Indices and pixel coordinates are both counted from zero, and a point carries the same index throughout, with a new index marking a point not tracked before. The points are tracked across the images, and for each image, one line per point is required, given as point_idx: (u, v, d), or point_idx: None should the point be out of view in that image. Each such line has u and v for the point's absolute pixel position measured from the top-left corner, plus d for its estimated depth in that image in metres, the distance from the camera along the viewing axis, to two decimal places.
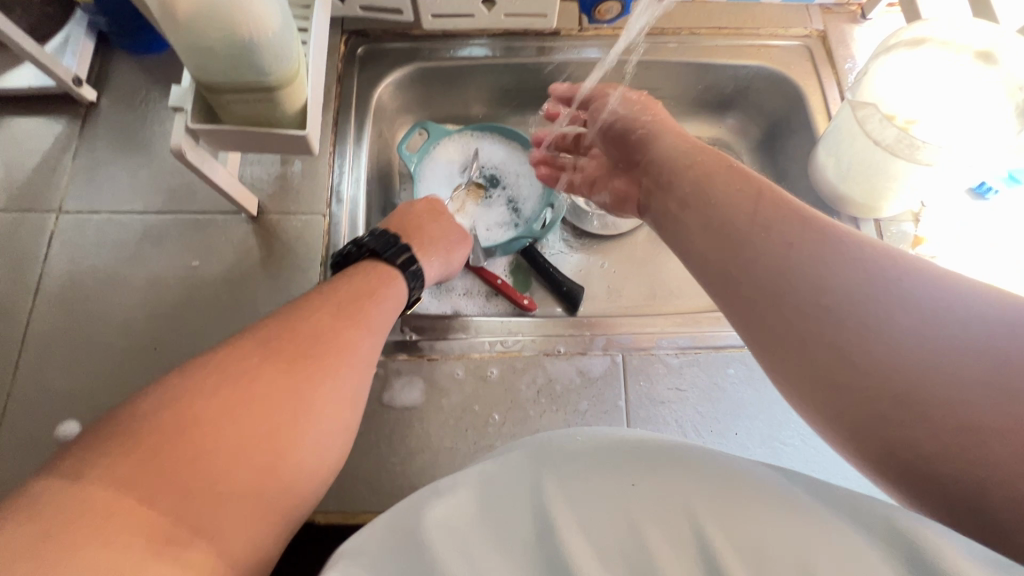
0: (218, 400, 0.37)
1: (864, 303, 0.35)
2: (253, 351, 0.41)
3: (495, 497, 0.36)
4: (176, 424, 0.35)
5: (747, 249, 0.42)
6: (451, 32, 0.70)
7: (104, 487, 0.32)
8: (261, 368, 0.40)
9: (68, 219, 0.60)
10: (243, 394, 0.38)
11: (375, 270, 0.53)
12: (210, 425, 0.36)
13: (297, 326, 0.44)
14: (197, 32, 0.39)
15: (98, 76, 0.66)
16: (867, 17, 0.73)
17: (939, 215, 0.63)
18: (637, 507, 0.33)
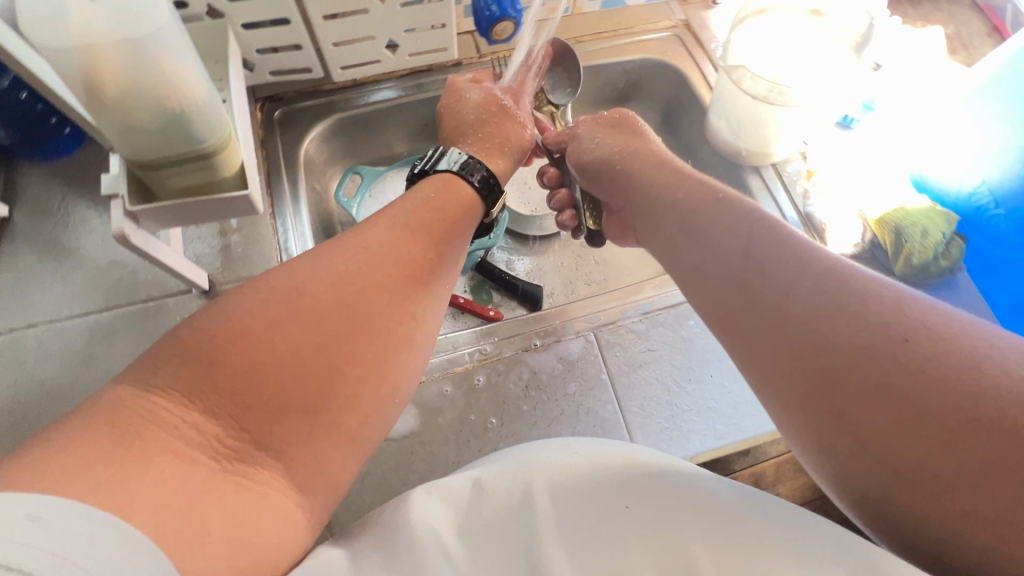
0: (271, 318, 0.38)
1: (817, 269, 0.40)
2: (343, 254, 0.43)
3: (494, 507, 0.38)
4: (230, 334, 0.36)
5: (711, 218, 0.47)
6: (360, 80, 0.74)
7: (172, 392, 0.34)
8: (356, 274, 0.42)
9: (1, 340, 0.57)
10: (335, 301, 0.40)
11: (451, 179, 0.54)
12: (264, 341, 0.37)
13: (346, 272, 0.42)
14: (128, 110, 0.40)
15: (6, 191, 0.64)
16: (717, 2, 0.84)
17: (821, 149, 0.73)
18: (630, 527, 0.37)
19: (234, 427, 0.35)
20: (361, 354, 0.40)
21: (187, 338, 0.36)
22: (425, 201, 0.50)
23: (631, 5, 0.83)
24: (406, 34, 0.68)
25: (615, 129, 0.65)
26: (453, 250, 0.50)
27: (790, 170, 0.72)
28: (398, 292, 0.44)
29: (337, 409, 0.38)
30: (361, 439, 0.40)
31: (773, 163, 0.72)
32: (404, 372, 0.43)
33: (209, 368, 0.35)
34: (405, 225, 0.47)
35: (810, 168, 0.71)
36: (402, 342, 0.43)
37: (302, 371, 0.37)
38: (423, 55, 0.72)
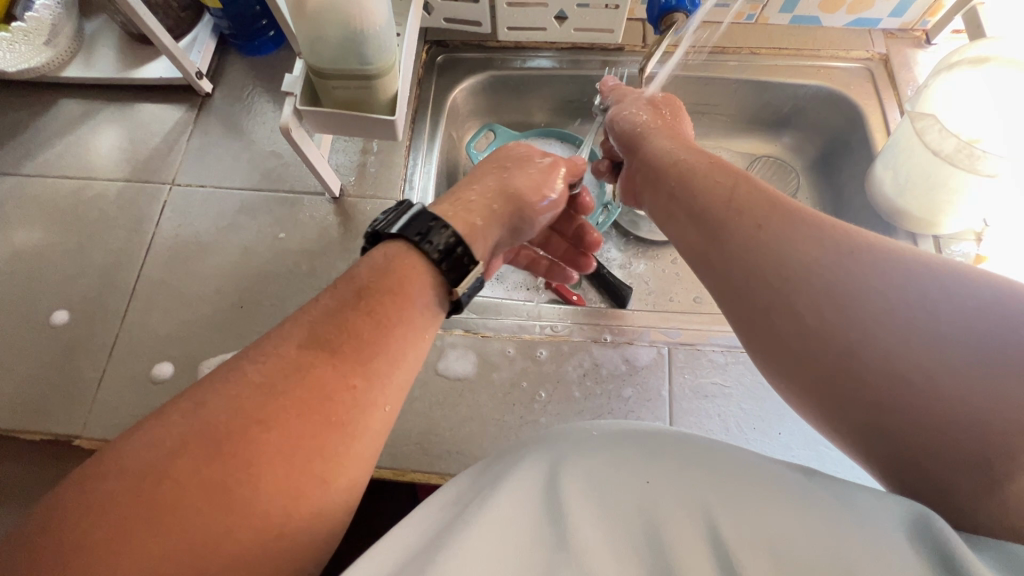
0: (152, 465, 0.31)
1: (809, 253, 0.38)
2: (253, 361, 0.35)
3: (532, 496, 0.36)
4: (105, 502, 0.30)
5: (703, 177, 0.48)
6: (522, 43, 0.76)
7: None
8: (280, 367, 0.35)
9: (179, 190, 0.69)
10: (230, 419, 0.32)
11: (408, 259, 0.42)
12: (153, 489, 0.30)
13: (255, 370, 0.35)
14: (321, 22, 0.46)
15: (215, 72, 0.76)
16: (932, 42, 0.74)
17: (1003, 235, 0.62)
18: (655, 498, 0.35)
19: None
20: (288, 449, 0.33)
21: (51, 521, 0.29)
22: (390, 272, 0.41)
23: (827, 26, 0.76)
24: (578, 8, 0.69)
25: (660, 109, 0.62)
26: (412, 310, 0.41)
27: (954, 249, 0.62)
28: (333, 375, 0.36)
29: (271, 526, 0.32)
30: (316, 553, 0.34)
31: (936, 236, 0.63)
32: (358, 466, 0.36)
33: (68, 558, 0.28)
34: (354, 300, 0.39)
35: (981, 254, 0.62)
36: (351, 415, 0.36)
37: (206, 499, 0.30)
38: (586, 32, 0.73)
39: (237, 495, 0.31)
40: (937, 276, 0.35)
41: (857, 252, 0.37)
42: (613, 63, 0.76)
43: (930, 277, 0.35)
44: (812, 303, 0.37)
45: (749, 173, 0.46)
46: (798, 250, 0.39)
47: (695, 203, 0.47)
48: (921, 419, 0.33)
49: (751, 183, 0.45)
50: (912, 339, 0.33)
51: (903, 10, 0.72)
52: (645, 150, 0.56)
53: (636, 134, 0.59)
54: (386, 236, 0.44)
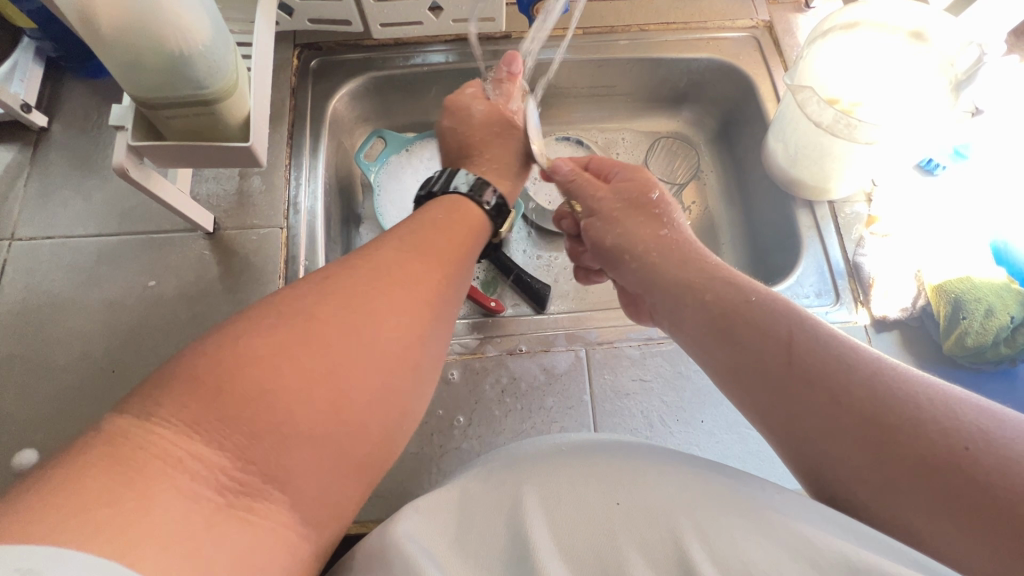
0: (273, 347, 0.34)
1: (847, 384, 0.35)
2: (356, 277, 0.40)
3: (505, 511, 0.36)
4: (233, 361, 0.33)
5: (737, 308, 0.42)
6: (403, 40, 0.71)
7: (173, 423, 0.30)
8: (372, 289, 0.39)
9: (21, 246, 0.60)
10: (344, 321, 0.37)
11: (461, 202, 0.53)
12: (266, 388, 0.32)
13: (352, 286, 0.39)
14: (129, 48, 0.40)
15: (49, 102, 0.66)
16: (811, 6, 0.75)
17: (889, 193, 0.64)
18: (619, 523, 0.34)
19: (243, 459, 0.31)
20: (367, 371, 0.36)
21: (195, 370, 0.32)
22: (441, 220, 0.49)
23: None
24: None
25: (634, 210, 0.54)
26: (460, 271, 0.47)
27: (848, 212, 0.64)
28: (411, 312, 0.40)
29: (347, 436, 0.35)
30: (371, 467, 0.37)
31: (831, 201, 0.64)
32: (417, 396, 0.40)
33: (212, 397, 0.31)
34: (415, 245, 0.45)
35: (873, 214, 0.63)
36: (418, 349, 0.40)
37: (313, 398, 0.33)
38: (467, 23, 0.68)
39: (329, 403, 0.34)
40: (970, 425, 0.32)
41: (906, 400, 0.33)
42: (501, 52, 0.72)
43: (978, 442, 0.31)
44: (813, 399, 0.36)
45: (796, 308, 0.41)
46: (835, 382, 0.36)
47: (721, 318, 0.43)
48: (902, 524, 0.33)
49: (796, 318, 0.40)
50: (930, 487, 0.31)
51: None
52: (645, 265, 0.51)
53: (641, 265, 0.51)
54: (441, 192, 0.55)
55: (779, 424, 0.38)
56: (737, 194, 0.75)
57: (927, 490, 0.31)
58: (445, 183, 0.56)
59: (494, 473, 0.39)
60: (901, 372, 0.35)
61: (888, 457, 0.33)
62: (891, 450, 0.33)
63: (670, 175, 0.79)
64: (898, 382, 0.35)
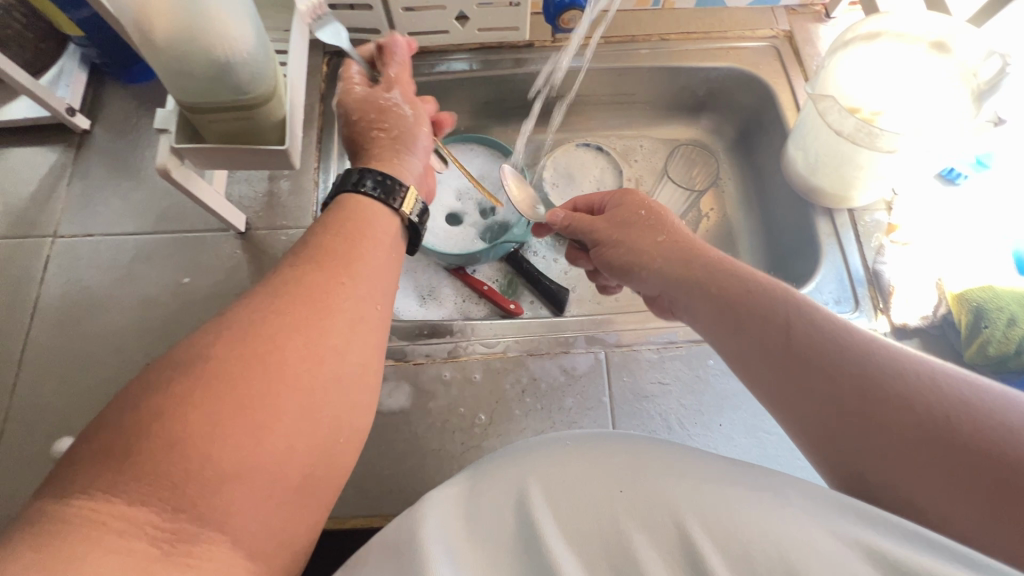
0: (172, 401, 0.33)
1: (846, 361, 0.38)
2: (249, 310, 0.39)
3: (513, 506, 0.37)
4: (132, 425, 0.32)
5: (732, 288, 0.44)
6: (429, 48, 0.73)
7: (89, 494, 0.30)
8: (271, 316, 0.38)
9: (63, 242, 0.63)
10: (243, 355, 0.36)
11: (364, 204, 0.48)
12: (177, 437, 0.32)
13: (249, 334, 0.37)
14: (178, 54, 0.42)
15: (91, 106, 0.69)
16: (831, 16, 0.75)
17: (910, 202, 0.64)
18: (624, 511, 0.35)
19: (168, 509, 0.31)
20: (282, 395, 0.36)
21: (106, 438, 0.32)
22: (343, 226, 0.46)
23: (730, 7, 0.76)
24: (479, 8, 0.66)
25: (629, 223, 0.51)
26: (377, 269, 0.45)
27: (868, 220, 0.64)
28: (315, 328, 0.39)
29: (275, 457, 0.34)
30: (312, 483, 0.37)
31: (851, 209, 0.64)
32: (347, 408, 0.39)
33: (123, 459, 0.31)
34: (325, 268, 0.43)
35: (893, 222, 0.63)
36: (332, 361, 0.39)
37: (226, 438, 0.33)
38: (492, 32, 0.70)
39: (248, 433, 0.34)
40: (958, 394, 0.35)
41: (898, 375, 0.36)
42: (524, 61, 0.73)
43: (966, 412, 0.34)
44: (811, 370, 0.38)
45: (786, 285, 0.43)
46: (836, 360, 0.38)
47: (715, 298, 0.45)
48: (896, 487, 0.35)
49: (789, 296, 0.42)
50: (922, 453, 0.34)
51: None
52: (652, 268, 0.49)
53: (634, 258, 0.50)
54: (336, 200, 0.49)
55: (778, 397, 0.40)
56: (755, 201, 0.76)
57: (927, 464, 0.34)
58: (341, 186, 0.49)
59: (500, 463, 0.40)
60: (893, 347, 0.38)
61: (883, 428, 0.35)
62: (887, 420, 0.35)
63: (689, 183, 0.79)
64: (910, 360, 0.37)
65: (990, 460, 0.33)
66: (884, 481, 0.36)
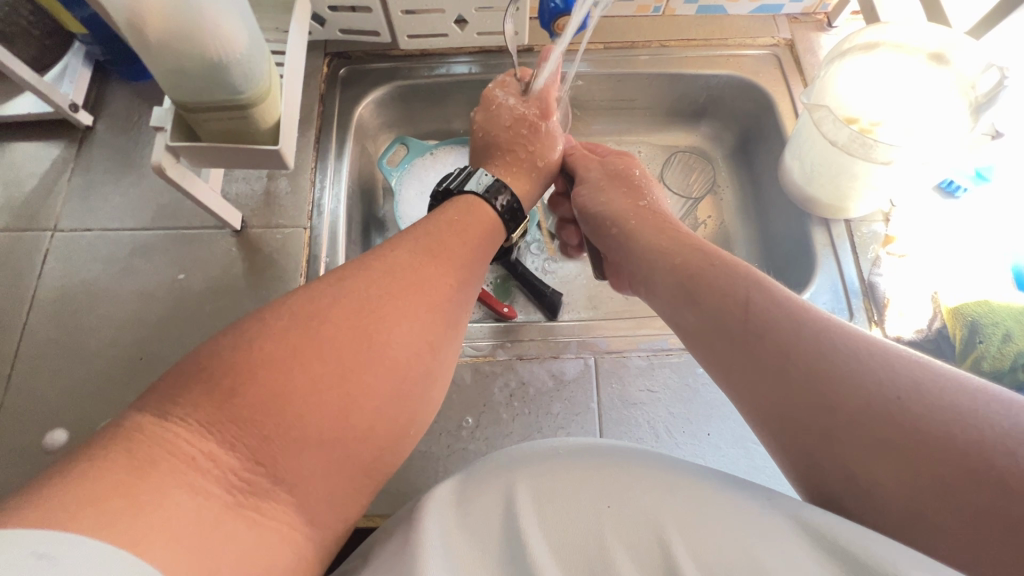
0: (286, 354, 0.36)
1: (822, 359, 0.36)
2: (369, 283, 0.42)
3: (506, 511, 0.37)
4: (245, 363, 0.35)
5: (708, 280, 0.45)
6: (428, 51, 0.73)
7: (188, 422, 0.32)
8: (385, 293, 0.41)
9: (62, 236, 0.63)
10: (353, 324, 0.39)
11: (478, 203, 0.54)
12: (282, 393, 0.34)
13: (364, 300, 0.40)
14: (171, 54, 0.42)
15: (95, 102, 0.70)
16: (834, 25, 0.75)
17: (908, 214, 0.64)
18: (609, 525, 0.35)
19: (251, 459, 0.33)
20: (375, 378, 0.38)
21: (207, 371, 0.34)
22: (453, 224, 0.50)
23: (732, 15, 0.75)
24: (478, 12, 0.67)
25: (614, 180, 0.62)
26: (471, 275, 0.48)
27: (865, 231, 0.63)
28: (421, 319, 0.42)
29: (356, 437, 0.36)
30: (378, 468, 0.38)
31: (848, 220, 0.64)
32: (427, 403, 0.41)
33: (225, 400, 0.33)
34: (427, 251, 0.46)
35: (890, 234, 0.63)
36: (428, 357, 0.41)
37: (324, 404, 0.35)
38: (492, 35, 0.71)
39: (342, 406, 0.36)
40: (948, 403, 0.33)
41: (878, 375, 0.34)
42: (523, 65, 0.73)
43: (954, 422, 0.32)
44: (781, 367, 0.38)
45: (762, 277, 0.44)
46: (810, 359, 0.37)
47: (690, 290, 0.46)
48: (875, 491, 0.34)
49: (764, 292, 0.42)
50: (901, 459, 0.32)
51: None
52: (644, 260, 0.52)
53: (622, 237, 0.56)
54: (458, 192, 0.56)
55: (751, 395, 0.40)
56: (753, 210, 0.76)
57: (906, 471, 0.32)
58: (462, 181, 0.56)
59: (491, 469, 0.41)
60: (877, 347, 0.36)
61: (857, 428, 0.34)
62: (856, 422, 0.34)
63: (686, 189, 0.80)
64: (894, 360, 0.35)
65: (976, 467, 0.31)
66: (851, 479, 0.34)
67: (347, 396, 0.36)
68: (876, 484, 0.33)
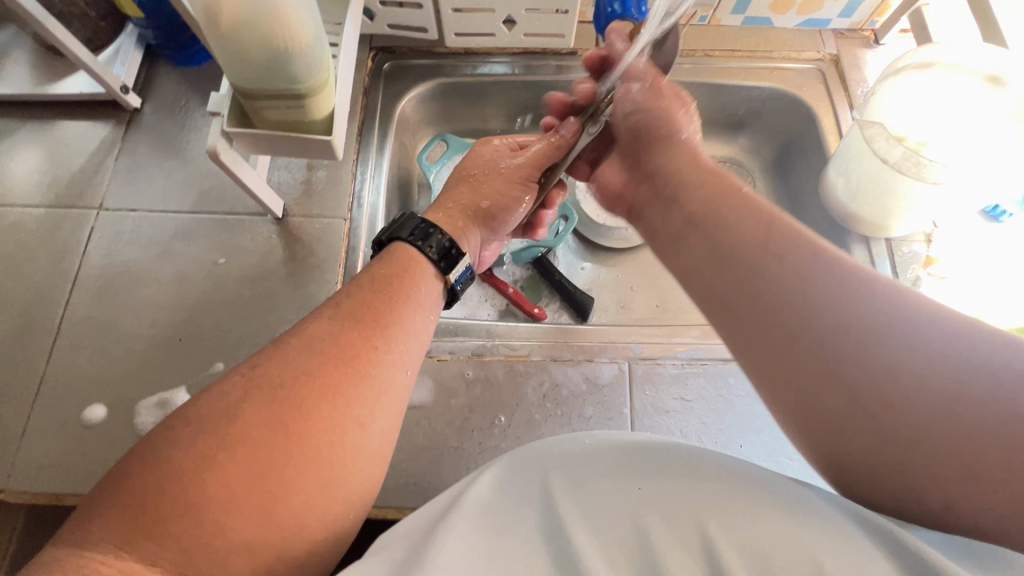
0: (193, 462, 0.34)
1: (832, 301, 0.36)
2: (281, 367, 0.39)
3: (540, 500, 0.37)
4: (147, 484, 0.33)
5: (727, 208, 0.44)
6: (473, 50, 0.74)
7: (103, 548, 0.32)
8: (302, 378, 0.39)
9: (108, 215, 0.64)
10: (265, 416, 0.37)
11: (413, 255, 0.50)
12: (194, 505, 0.33)
13: (277, 382, 0.38)
14: (238, 41, 0.43)
15: (143, 85, 0.71)
16: (880, 42, 0.74)
17: (950, 236, 0.63)
18: (643, 507, 0.36)
19: (173, 575, 0.32)
20: (294, 470, 0.36)
21: (113, 489, 0.34)
22: (390, 284, 0.47)
23: (778, 27, 0.75)
24: (527, 13, 0.67)
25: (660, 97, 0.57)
26: (406, 333, 0.45)
27: (906, 250, 0.63)
28: (342, 398, 0.39)
29: (285, 529, 0.35)
30: (321, 552, 0.37)
31: (888, 239, 0.63)
32: (360, 482, 0.39)
33: (137, 522, 0.32)
34: (348, 317, 0.43)
35: (931, 255, 0.62)
36: (352, 434, 0.39)
37: (240, 505, 0.34)
38: (538, 37, 0.71)
39: (261, 501, 0.35)
40: (955, 365, 0.32)
41: (894, 318, 0.34)
42: (567, 68, 0.74)
43: (962, 391, 0.32)
44: (787, 309, 0.37)
45: (778, 212, 0.42)
46: (816, 298, 0.36)
47: (703, 221, 0.45)
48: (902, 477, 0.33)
49: (783, 228, 0.41)
50: (904, 402, 0.33)
51: (851, 11, 0.72)
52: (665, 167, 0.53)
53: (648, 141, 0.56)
54: (389, 241, 0.51)
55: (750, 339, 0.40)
56: None
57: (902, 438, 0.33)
58: (394, 229, 0.51)
59: (522, 461, 0.41)
60: (905, 297, 0.35)
61: (865, 372, 0.34)
62: (865, 376, 0.34)
63: None
64: (910, 316, 0.34)
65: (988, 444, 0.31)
66: (870, 442, 0.34)
67: (265, 489, 0.35)
68: (906, 446, 0.33)
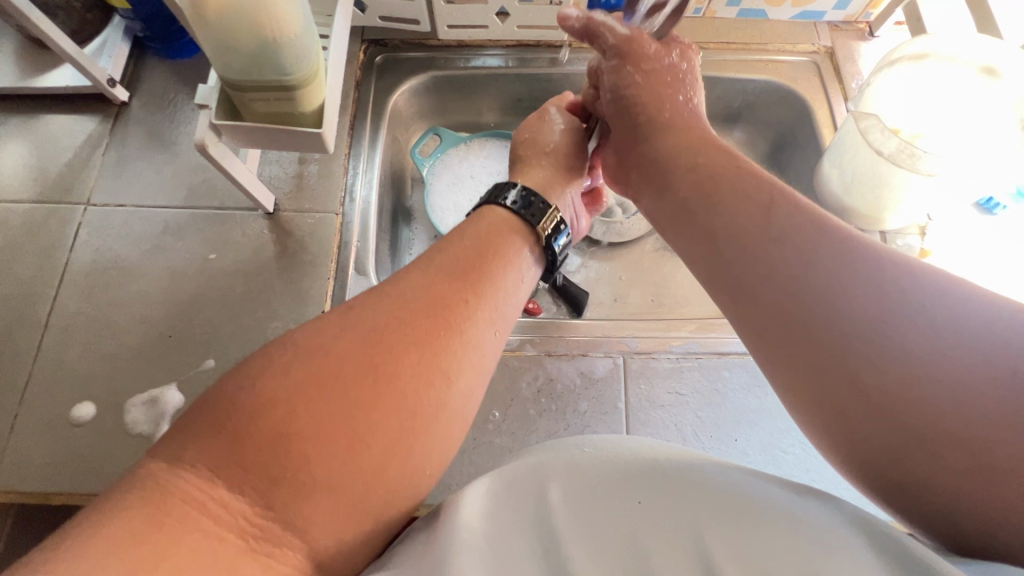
0: (293, 393, 0.34)
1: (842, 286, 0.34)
2: (376, 309, 0.39)
3: (536, 515, 0.37)
4: (249, 402, 0.33)
5: (731, 183, 0.42)
6: (466, 42, 0.73)
7: (198, 470, 0.32)
8: (394, 321, 0.38)
9: (96, 211, 0.63)
10: (364, 357, 0.36)
11: (505, 218, 0.50)
12: (290, 434, 0.33)
13: (375, 325, 0.38)
14: (225, 30, 0.42)
15: (131, 78, 0.70)
16: (875, 35, 0.74)
17: (945, 229, 0.63)
18: (639, 523, 0.35)
19: (261, 504, 0.32)
20: (386, 414, 0.35)
21: (212, 405, 0.34)
22: (477, 240, 0.47)
23: (772, 19, 0.75)
24: (520, 4, 0.67)
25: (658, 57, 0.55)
26: (496, 292, 0.44)
27: (900, 243, 0.63)
28: (433, 348, 0.38)
29: (368, 475, 0.34)
30: (392, 512, 0.36)
31: (882, 231, 0.63)
32: (444, 441, 0.38)
33: (235, 442, 0.32)
34: (443, 270, 0.43)
35: (925, 248, 0.62)
36: (439, 386, 0.38)
37: (331, 444, 0.33)
38: (531, 29, 0.70)
39: (349, 444, 0.34)
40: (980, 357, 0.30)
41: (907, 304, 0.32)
42: (561, 61, 0.73)
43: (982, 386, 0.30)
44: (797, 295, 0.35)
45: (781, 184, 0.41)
46: (831, 280, 0.34)
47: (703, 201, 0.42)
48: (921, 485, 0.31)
49: (788, 201, 0.39)
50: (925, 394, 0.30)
51: (846, 2, 0.72)
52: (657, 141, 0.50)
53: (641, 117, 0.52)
54: (485, 202, 0.52)
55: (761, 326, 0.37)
56: None
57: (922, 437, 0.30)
58: (490, 193, 0.53)
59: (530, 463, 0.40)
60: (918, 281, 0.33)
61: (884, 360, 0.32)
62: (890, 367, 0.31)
63: None
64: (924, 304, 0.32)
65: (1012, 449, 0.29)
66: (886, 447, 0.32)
67: (353, 430, 0.34)
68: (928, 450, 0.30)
